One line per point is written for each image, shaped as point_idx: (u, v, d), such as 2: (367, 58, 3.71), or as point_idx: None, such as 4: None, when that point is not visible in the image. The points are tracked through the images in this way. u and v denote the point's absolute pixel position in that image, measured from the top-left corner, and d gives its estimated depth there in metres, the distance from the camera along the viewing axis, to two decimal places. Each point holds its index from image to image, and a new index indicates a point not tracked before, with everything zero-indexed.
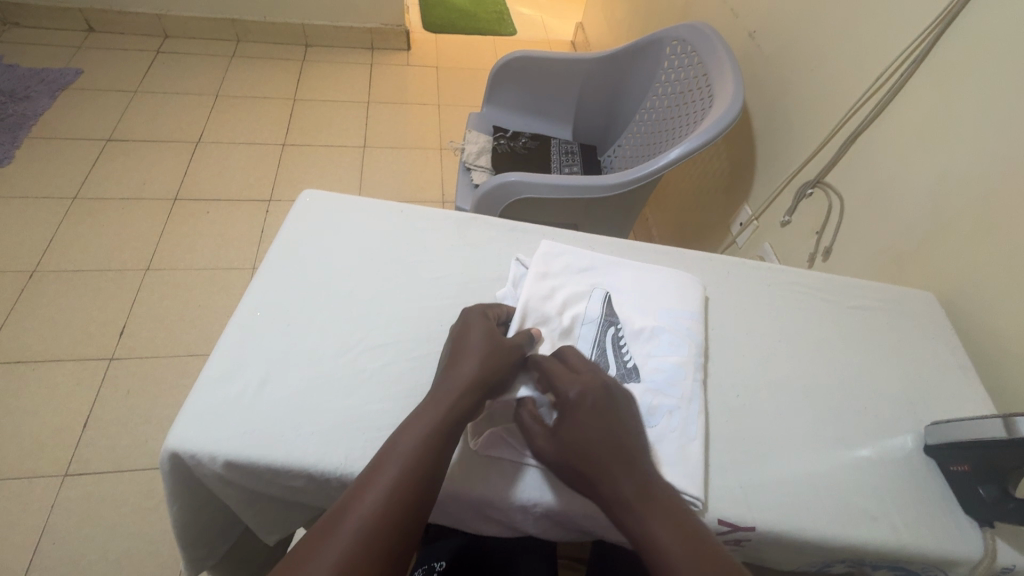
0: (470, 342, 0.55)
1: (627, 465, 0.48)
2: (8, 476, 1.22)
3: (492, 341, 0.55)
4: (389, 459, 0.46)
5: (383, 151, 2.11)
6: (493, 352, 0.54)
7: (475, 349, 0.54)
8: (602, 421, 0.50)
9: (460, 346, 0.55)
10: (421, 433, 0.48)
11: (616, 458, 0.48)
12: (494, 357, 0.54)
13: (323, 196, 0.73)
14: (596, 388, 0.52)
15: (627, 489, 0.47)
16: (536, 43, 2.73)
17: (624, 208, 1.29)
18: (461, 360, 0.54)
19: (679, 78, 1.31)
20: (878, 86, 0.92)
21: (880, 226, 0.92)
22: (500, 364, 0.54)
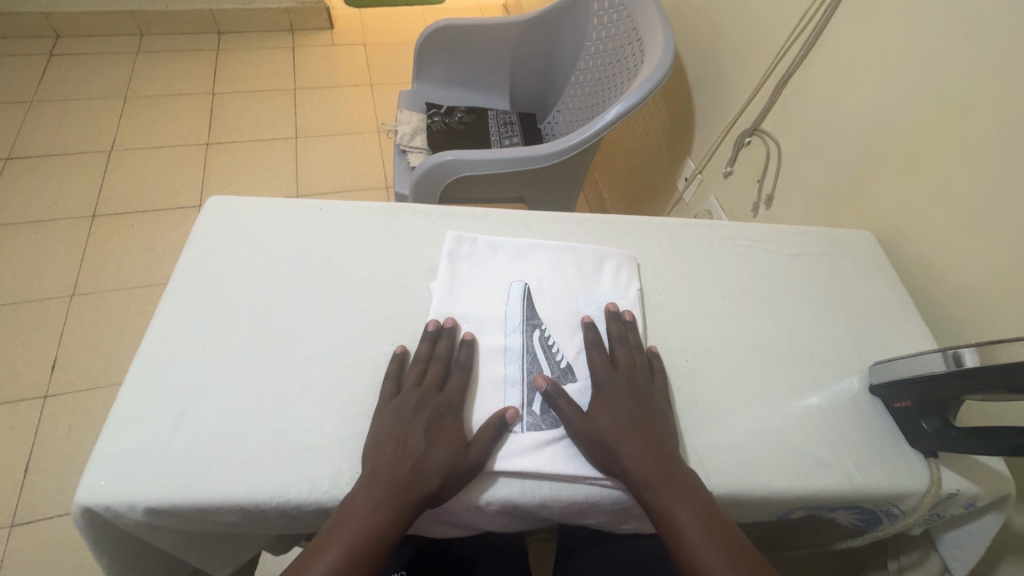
0: (420, 426, 0.50)
1: (678, 487, 0.48)
2: None
3: (446, 427, 0.51)
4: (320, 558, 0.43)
5: (317, 140, 2.00)
6: (431, 457, 0.49)
7: (423, 436, 0.50)
8: (643, 447, 0.51)
9: (408, 425, 0.50)
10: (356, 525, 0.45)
11: (664, 481, 0.49)
12: (425, 461, 0.48)
13: (233, 201, 0.67)
14: (621, 416, 0.53)
15: (678, 508, 0.47)
16: (467, 10, 2.62)
17: (568, 177, 1.26)
18: (406, 447, 0.49)
19: (610, 35, 1.27)
20: (804, 24, 0.90)
21: (818, 170, 0.92)
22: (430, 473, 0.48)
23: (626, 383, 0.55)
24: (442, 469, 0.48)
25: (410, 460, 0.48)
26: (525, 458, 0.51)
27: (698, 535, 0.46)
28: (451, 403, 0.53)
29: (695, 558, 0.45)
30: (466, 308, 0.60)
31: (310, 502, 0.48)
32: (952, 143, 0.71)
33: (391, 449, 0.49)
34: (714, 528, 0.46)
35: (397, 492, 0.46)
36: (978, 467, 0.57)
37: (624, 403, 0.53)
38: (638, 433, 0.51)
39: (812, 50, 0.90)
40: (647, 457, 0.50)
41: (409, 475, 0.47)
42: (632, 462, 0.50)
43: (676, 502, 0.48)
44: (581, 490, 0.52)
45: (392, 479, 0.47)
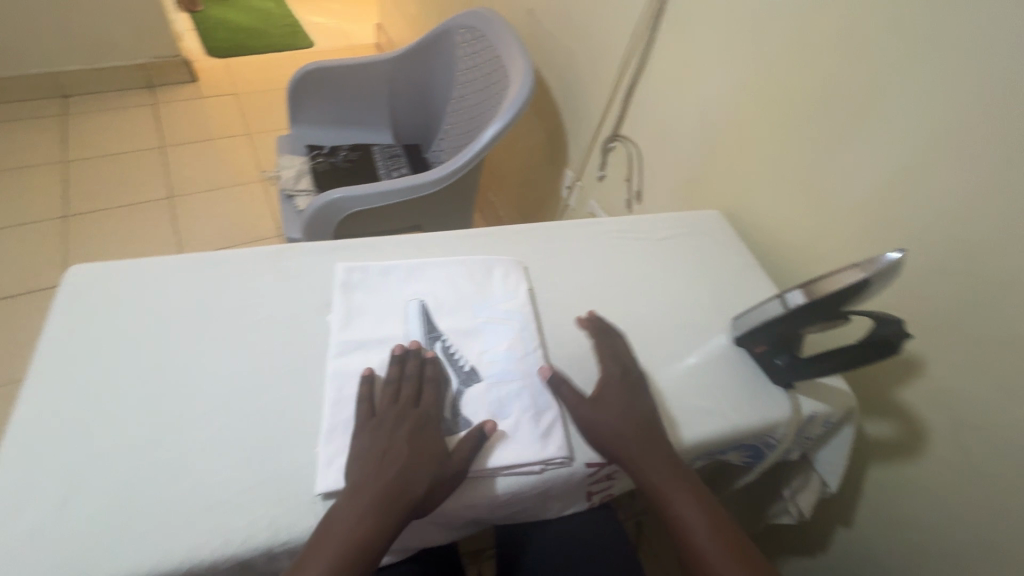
0: (400, 440, 0.52)
1: (681, 487, 0.55)
2: None
3: (428, 437, 0.53)
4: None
5: (196, 196, 1.89)
6: (412, 467, 0.50)
7: (403, 449, 0.51)
8: (652, 450, 0.56)
9: (385, 440, 0.52)
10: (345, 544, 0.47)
11: (670, 480, 0.55)
12: (408, 472, 0.50)
13: (99, 266, 0.64)
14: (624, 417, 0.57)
15: (684, 504, 0.55)
16: (339, 52, 2.63)
17: (459, 199, 1.31)
18: (387, 462, 0.50)
19: (476, 64, 1.35)
20: (637, 42, 1.03)
21: (671, 163, 1.05)
22: (414, 484, 0.50)
23: (624, 389, 0.60)
24: (424, 477, 0.50)
25: (394, 473, 0.50)
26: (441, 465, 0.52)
27: (691, 518, 0.54)
28: (427, 415, 0.54)
29: (694, 545, 0.53)
30: (367, 333, 0.62)
31: (226, 556, 0.47)
32: (761, 128, 0.86)
33: (374, 464, 0.50)
34: (706, 515, 0.55)
35: (387, 504, 0.48)
36: (826, 389, 0.68)
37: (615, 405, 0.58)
38: (646, 441, 0.57)
39: (647, 62, 1.03)
40: (658, 464, 0.56)
41: (397, 485, 0.49)
42: (636, 461, 0.55)
43: (680, 500, 0.55)
44: (499, 482, 0.54)
45: (380, 490, 0.49)
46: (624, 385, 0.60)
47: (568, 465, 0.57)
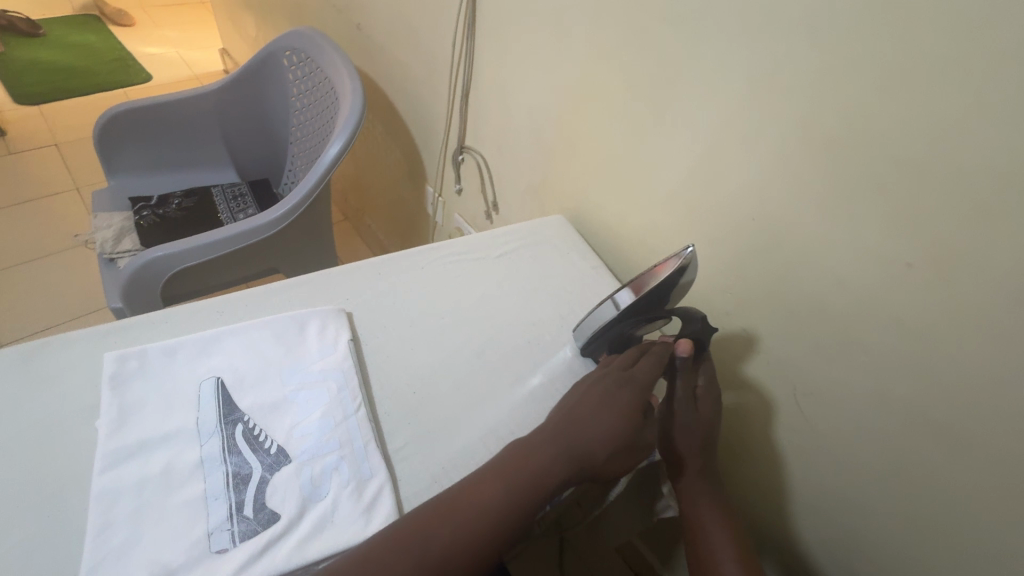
0: (599, 398, 0.57)
1: (722, 513, 0.64)
2: None
3: (618, 399, 0.57)
4: (469, 496, 0.50)
5: (14, 270, 1.61)
6: (605, 434, 0.55)
7: (598, 407, 0.56)
8: (711, 472, 0.66)
9: (590, 394, 0.58)
10: (498, 495, 0.50)
11: (715, 502, 0.64)
12: (597, 440, 0.54)
13: None
14: (705, 426, 0.65)
15: (719, 524, 0.62)
16: (181, 83, 2.39)
17: (312, 233, 1.21)
18: (600, 427, 0.55)
19: (307, 87, 1.25)
20: (459, 49, 1.00)
21: (515, 171, 1.02)
22: (587, 457, 0.54)
23: (711, 409, 0.66)
24: (607, 448, 0.54)
25: (586, 433, 0.55)
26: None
27: (725, 550, 0.61)
28: (633, 377, 0.59)
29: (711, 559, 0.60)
30: (145, 433, 0.52)
31: None
32: (578, 128, 0.84)
33: (589, 420, 0.56)
34: (737, 542, 0.62)
35: (570, 461, 0.53)
36: None
37: (703, 423, 0.65)
38: (710, 466, 0.66)
39: (474, 72, 1.00)
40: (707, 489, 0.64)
41: (584, 446, 0.54)
42: (696, 473, 0.65)
43: (711, 520, 0.63)
44: None
45: (570, 443, 0.54)
46: (708, 407, 0.66)
47: None
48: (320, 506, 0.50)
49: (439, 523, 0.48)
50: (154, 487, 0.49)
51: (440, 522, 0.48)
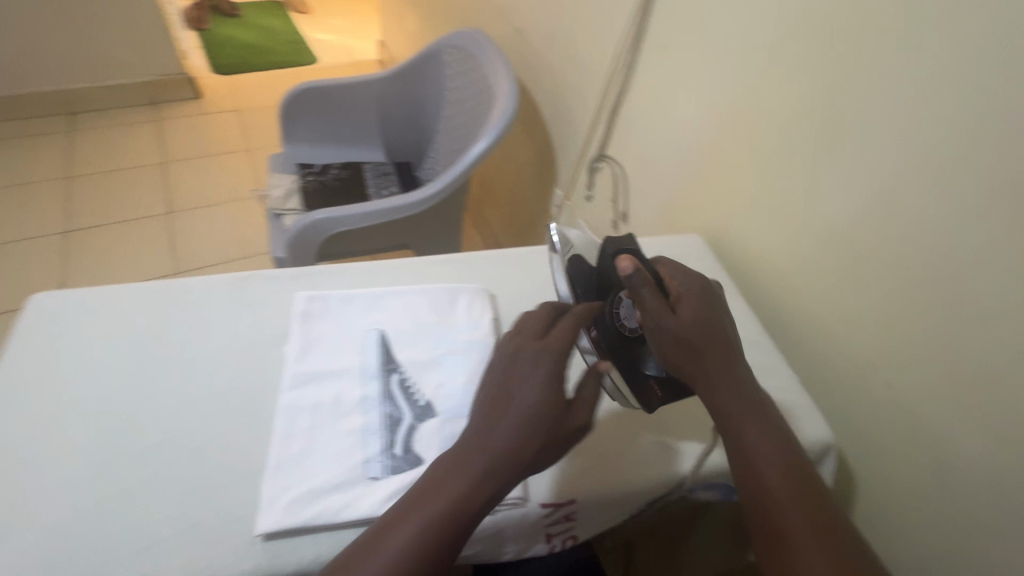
0: (519, 380, 0.50)
1: (761, 425, 0.53)
2: None
3: (536, 378, 0.49)
4: (418, 510, 0.45)
5: (194, 212, 1.91)
6: (530, 422, 0.48)
7: (514, 390, 0.49)
8: (726, 373, 0.55)
9: (506, 377, 0.50)
10: (443, 493, 0.46)
11: (746, 409, 0.54)
12: (519, 430, 0.47)
13: (59, 297, 0.64)
14: (695, 320, 0.56)
15: (762, 444, 0.52)
16: (342, 68, 2.66)
17: (446, 218, 1.31)
18: (524, 415, 0.48)
19: (463, 84, 1.35)
20: (617, 62, 1.03)
21: (653, 186, 1.04)
22: (518, 451, 0.47)
23: (694, 302, 0.57)
24: (536, 439, 0.47)
25: (503, 423, 0.48)
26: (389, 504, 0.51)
27: (774, 479, 0.50)
28: (552, 351, 0.51)
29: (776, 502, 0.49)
30: (321, 365, 0.61)
31: None
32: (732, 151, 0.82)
33: (504, 416, 0.48)
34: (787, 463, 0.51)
35: (495, 457, 0.47)
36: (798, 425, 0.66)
37: (694, 332, 0.55)
38: (727, 371, 0.55)
39: (628, 85, 1.03)
40: (733, 400, 0.54)
41: (502, 442, 0.47)
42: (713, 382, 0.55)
43: (752, 437, 0.52)
44: None
45: (488, 439, 0.47)
46: (692, 302, 0.57)
47: (523, 506, 0.55)
48: None
49: (412, 539, 0.44)
50: (325, 413, 0.57)
51: (414, 538, 0.44)
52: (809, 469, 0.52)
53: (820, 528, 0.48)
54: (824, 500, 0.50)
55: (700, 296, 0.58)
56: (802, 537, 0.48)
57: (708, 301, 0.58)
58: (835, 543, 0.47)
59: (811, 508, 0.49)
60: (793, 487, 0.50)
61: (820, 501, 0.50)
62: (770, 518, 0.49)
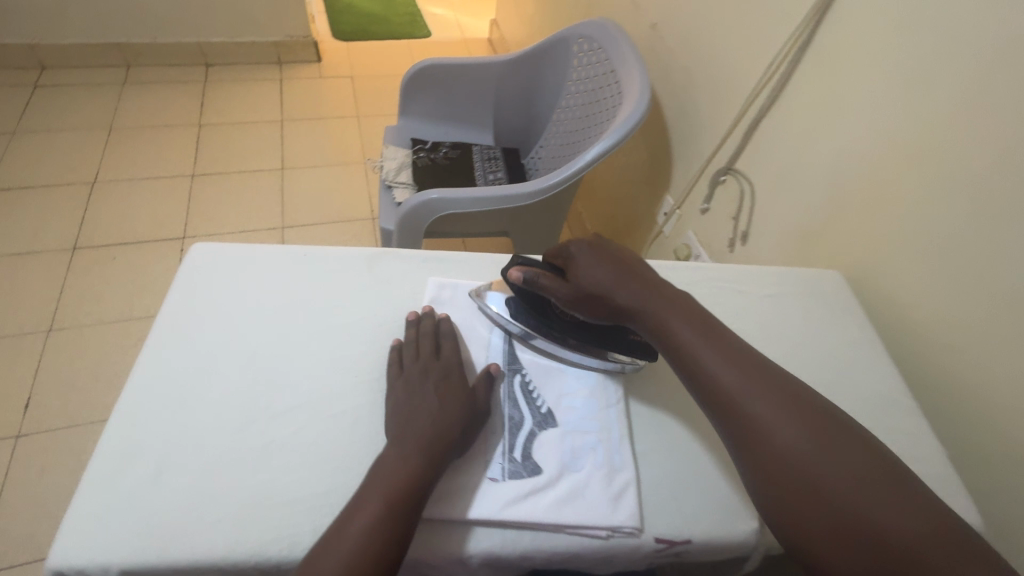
0: (428, 388, 0.56)
1: (715, 348, 0.55)
2: None
3: (448, 385, 0.57)
4: (376, 488, 0.48)
5: (304, 171, 2.01)
6: (446, 411, 0.54)
7: (427, 393, 0.56)
8: (662, 309, 0.58)
9: (415, 386, 0.56)
10: (398, 469, 0.49)
11: (698, 336, 0.56)
12: (438, 419, 0.53)
13: (215, 248, 0.68)
14: (602, 270, 0.61)
15: (725, 371, 0.53)
16: (453, 44, 2.68)
17: (551, 211, 1.28)
18: (438, 412, 0.54)
19: (589, 76, 1.31)
20: (770, 73, 0.95)
21: (788, 211, 0.96)
22: (444, 434, 0.52)
23: (588, 258, 0.62)
24: (455, 421, 0.54)
25: (422, 417, 0.53)
26: (511, 507, 0.52)
27: (751, 401, 0.51)
28: (449, 365, 0.59)
29: (764, 430, 0.50)
30: None
31: (291, 560, 0.48)
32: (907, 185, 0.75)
33: (420, 411, 0.54)
34: (763, 388, 0.52)
35: (425, 443, 0.51)
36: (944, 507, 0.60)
37: (605, 280, 0.60)
38: (660, 304, 0.58)
39: (778, 98, 0.95)
40: (680, 332, 0.56)
41: (432, 429, 0.52)
42: (660, 321, 0.58)
43: (716, 371, 0.53)
44: (562, 540, 0.52)
45: (415, 428, 0.52)
46: (591, 257, 0.62)
47: (635, 537, 0.53)
48: (575, 476, 0.55)
49: (376, 512, 0.46)
50: None
51: (378, 512, 0.46)
52: (767, 369, 0.53)
53: (800, 426, 0.49)
54: (793, 393, 0.52)
55: (592, 248, 0.62)
56: (788, 441, 0.49)
57: (602, 251, 0.63)
58: (821, 432, 0.49)
59: (783, 404, 0.50)
60: (758, 391, 0.51)
61: (790, 395, 0.51)
62: (750, 433, 0.50)
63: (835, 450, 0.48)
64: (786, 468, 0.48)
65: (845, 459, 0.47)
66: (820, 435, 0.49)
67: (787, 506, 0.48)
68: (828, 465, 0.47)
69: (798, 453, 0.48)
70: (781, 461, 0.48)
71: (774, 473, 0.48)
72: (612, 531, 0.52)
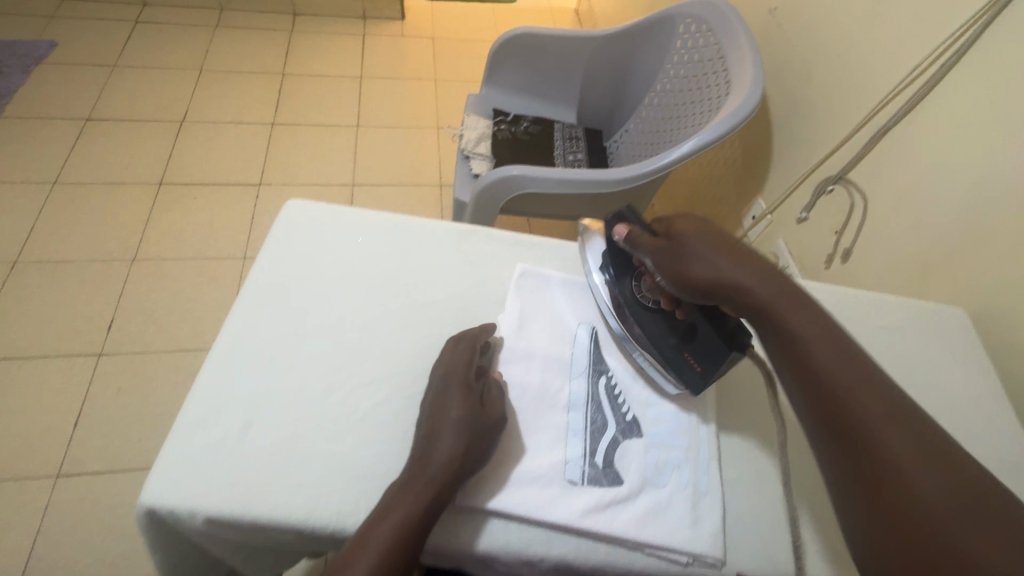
0: (443, 403, 0.51)
1: (844, 358, 0.47)
2: (12, 475, 1.22)
3: (461, 398, 0.51)
4: (389, 513, 0.44)
5: (377, 131, 2.01)
6: (467, 433, 0.49)
7: (443, 408, 0.50)
8: (784, 303, 0.49)
9: (434, 400, 0.51)
10: (411, 497, 0.45)
11: (824, 340, 0.48)
12: (453, 442, 0.48)
13: (309, 207, 0.67)
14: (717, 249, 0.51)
15: (849, 383, 0.45)
16: (538, 13, 2.59)
17: (631, 202, 1.22)
18: (452, 432, 0.49)
19: (692, 60, 1.22)
20: (915, 77, 0.85)
21: (907, 234, 0.88)
22: (459, 461, 0.48)
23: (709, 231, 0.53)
24: (472, 447, 0.49)
25: (434, 438, 0.48)
26: (585, 517, 0.49)
27: (878, 423, 0.43)
28: (466, 374, 0.53)
29: (886, 454, 0.42)
30: (534, 346, 0.60)
31: None
32: None
33: (435, 430, 0.49)
34: (893, 412, 0.44)
35: (441, 471, 0.46)
36: None
37: (714, 260, 0.51)
38: (783, 297, 0.50)
39: (918, 105, 0.85)
40: (805, 329, 0.48)
41: (448, 454, 0.47)
42: (780, 312, 0.49)
43: (842, 381, 0.45)
44: (638, 559, 0.50)
45: (427, 450, 0.48)
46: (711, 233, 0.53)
47: (716, 569, 0.50)
48: (658, 493, 0.52)
49: (385, 541, 0.43)
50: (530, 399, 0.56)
51: (387, 541, 0.43)
52: (875, 371, 0.46)
53: (917, 440, 0.42)
54: (899, 400, 0.45)
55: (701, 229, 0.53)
56: (891, 448, 0.42)
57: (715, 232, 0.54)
58: (927, 444, 0.42)
59: (903, 423, 0.43)
60: (877, 400, 0.44)
61: (898, 405, 0.44)
62: (857, 440, 0.43)
63: (960, 480, 0.41)
64: (899, 491, 0.41)
65: (971, 497, 0.40)
66: (944, 464, 0.41)
67: (882, 522, 0.42)
68: (950, 499, 0.40)
69: (919, 477, 0.41)
70: (896, 482, 0.41)
71: (880, 486, 0.42)
72: (695, 559, 0.50)
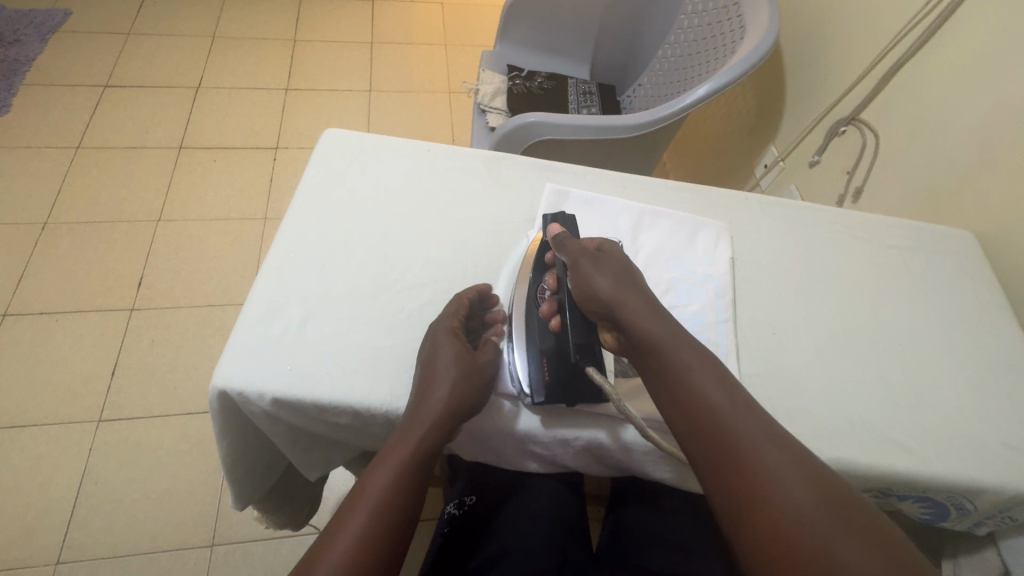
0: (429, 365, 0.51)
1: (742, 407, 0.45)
2: (57, 420, 1.28)
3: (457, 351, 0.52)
4: (393, 456, 0.46)
5: (389, 95, 2.02)
6: (466, 375, 0.51)
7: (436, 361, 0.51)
8: (679, 347, 0.49)
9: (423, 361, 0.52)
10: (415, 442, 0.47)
11: (720, 387, 0.47)
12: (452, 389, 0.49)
13: (346, 134, 0.70)
14: (614, 282, 0.53)
15: (744, 428, 0.44)
16: None
17: (645, 151, 1.25)
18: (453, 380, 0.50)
19: (707, 8, 1.22)
20: (929, 10, 0.86)
21: (917, 167, 0.90)
22: (463, 403, 0.50)
23: (611, 267, 0.54)
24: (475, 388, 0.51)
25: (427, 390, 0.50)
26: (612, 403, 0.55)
27: (772, 469, 0.41)
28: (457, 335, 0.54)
29: (778, 501, 0.40)
30: None
31: None
32: None
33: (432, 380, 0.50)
34: (791, 455, 0.42)
35: (443, 415, 0.48)
36: None
37: (611, 284, 0.53)
38: (678, 341, 0.50)
39: (930, 40, 0.87)
40: (700, 374, 0.47)
41: (450, 398, 0.49)
42: (674, 350, 0.49)
43: (740, 425, 0.44)
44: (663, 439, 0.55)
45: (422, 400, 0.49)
46: (612, 267, 0.54)
47: None
48: None
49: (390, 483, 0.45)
50: None
51: (392, 484, 0.45)
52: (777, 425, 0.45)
53: (812, 489, 0.40)
54: (777, 426, 0.45)
55: (605, 251, 0.56)
56: (770, 467, 0.42)
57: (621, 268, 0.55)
58: (809, 467, 0.42)
59: (801, 470, 0.41)
60: (772, 448, 0.43)
61: (783, 441, 0.43)
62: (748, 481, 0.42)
63: (857, 533, 0.38)
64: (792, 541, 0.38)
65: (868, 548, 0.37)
66: (847, 520, 0.39)
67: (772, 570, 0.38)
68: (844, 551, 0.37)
69: (811, 528, 0.38)
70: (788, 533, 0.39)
71: (771, 533, 0.39)
72: None
